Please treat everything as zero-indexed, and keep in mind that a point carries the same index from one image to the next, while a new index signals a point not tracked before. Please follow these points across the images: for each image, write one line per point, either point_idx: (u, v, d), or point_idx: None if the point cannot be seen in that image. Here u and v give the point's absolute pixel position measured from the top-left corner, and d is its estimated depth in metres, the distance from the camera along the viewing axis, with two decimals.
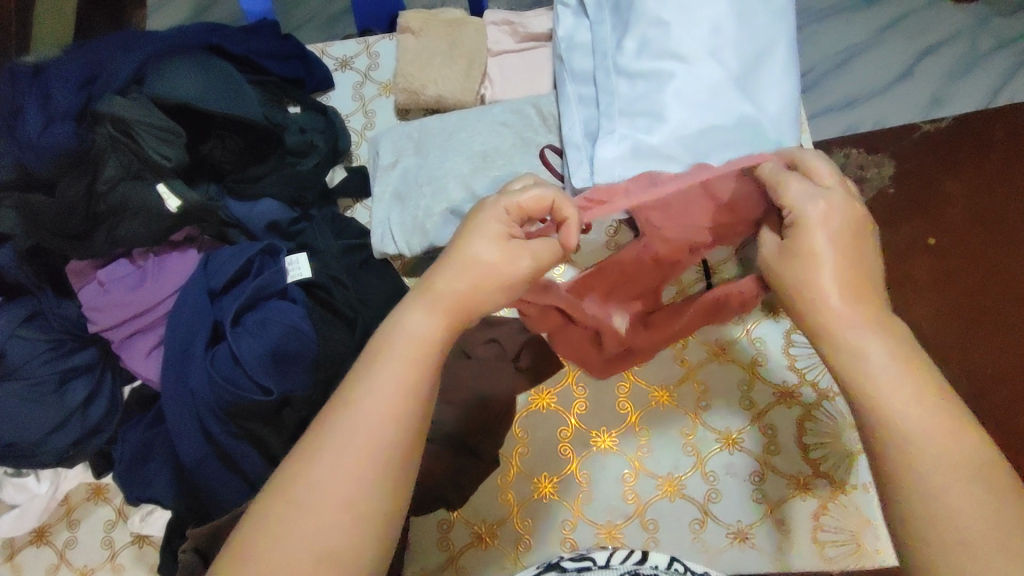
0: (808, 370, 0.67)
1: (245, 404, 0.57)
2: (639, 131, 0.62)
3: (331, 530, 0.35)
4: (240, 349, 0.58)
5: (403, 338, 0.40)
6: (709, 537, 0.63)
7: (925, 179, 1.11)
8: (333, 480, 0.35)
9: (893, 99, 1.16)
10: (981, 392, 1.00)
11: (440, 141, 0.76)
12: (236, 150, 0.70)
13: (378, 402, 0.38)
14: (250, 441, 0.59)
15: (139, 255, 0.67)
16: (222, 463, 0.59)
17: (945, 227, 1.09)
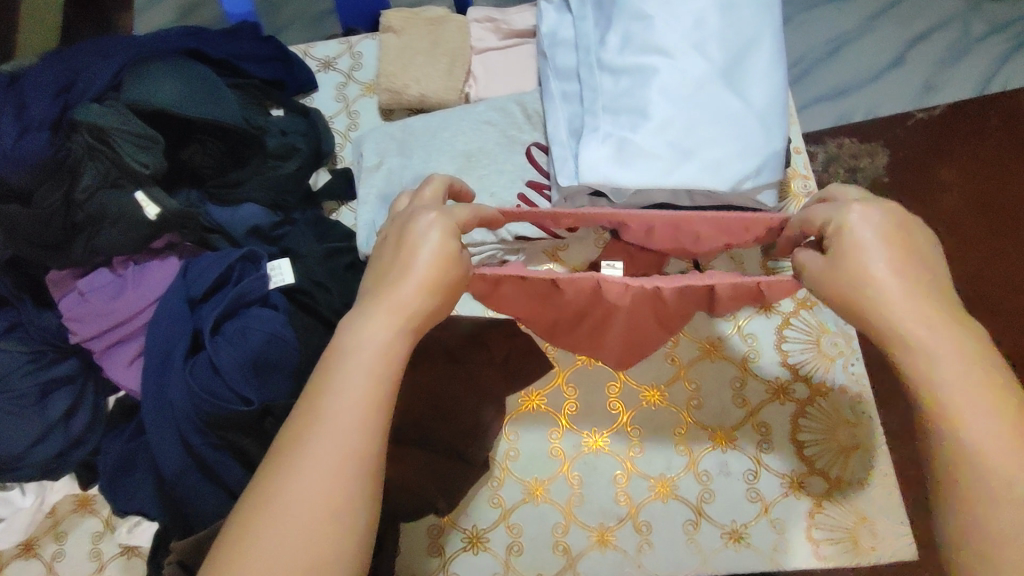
0: (801, 366, 0.66)
1: (224, 414, 0.56)
2: (624, 129, 0.60)
3: (308, 544, 0.34)
4: (220, 359, 0.57)
5: (371, 345, 0.40)
6: (704, 538, 0.62)
7: (919, 166, 1.10)
8: (308, 491, 0.35)
9: (886, 87, 1.15)
10: None
11: (424, 141, 0.75)
12: (217, 154, 0.69)
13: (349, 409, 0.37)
14: (231, 451, 0.58)
15: (120, 263, 0.66)
16: (203, 475, 0.58)
17: (942, 214, 1.08)
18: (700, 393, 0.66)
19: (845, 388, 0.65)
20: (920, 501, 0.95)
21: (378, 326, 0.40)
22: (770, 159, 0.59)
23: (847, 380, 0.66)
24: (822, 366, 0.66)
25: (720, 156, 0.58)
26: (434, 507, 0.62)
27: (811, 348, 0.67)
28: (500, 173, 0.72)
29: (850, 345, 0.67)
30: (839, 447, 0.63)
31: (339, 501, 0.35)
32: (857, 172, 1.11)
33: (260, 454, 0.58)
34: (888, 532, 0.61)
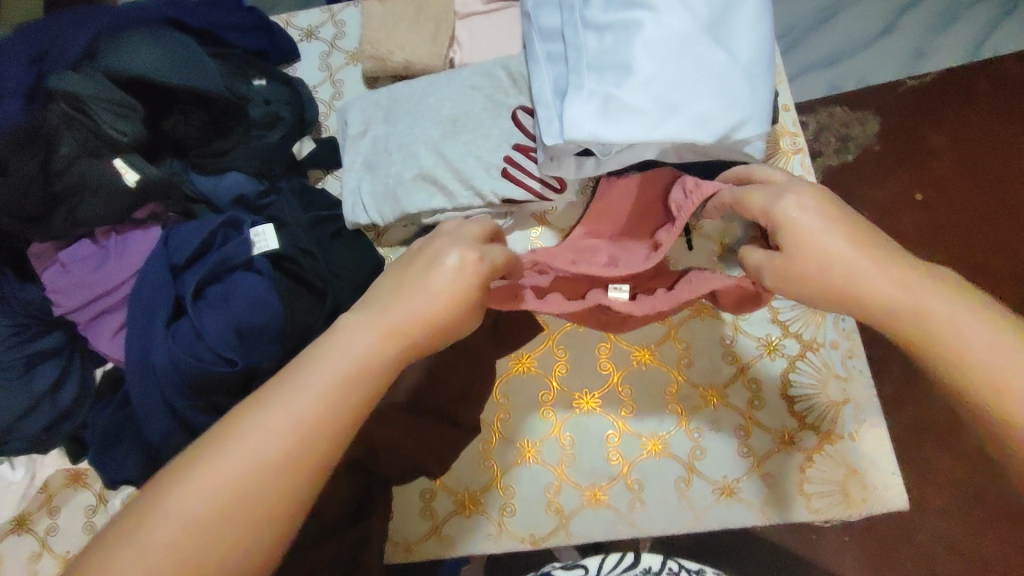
0: (791, 323, 0.66)
1: (209, 377, 0.57)
2: (609, 85, 0.59)
3: (193, 529, 0.33)
4: (203, 325, 0.58)
5: (338, 354, 0.39)
6: (695, 495, 0.62)
7: (907, 133, 1.10)
8: (226, 475, 0.34)
9: (883, 52, 1.11)
10: None
11: (409, 107, 0.73)
12: (200, 124, 0.68)
13: (294, 413, 0.36)
14: (214, 413, 0.59)
15: (102, 234, 0.66)
16: (190, 440, 0.58)
17: (931, 180, 1.08)
18: (689, 354, 0.66)
19: (836, 344, 0.65)
20: (910, 463, 0.96)
21: (366, 334, 0.40)
22: (757, 112, 0.58)
23: (837, 336, 0.65)
24: (812, 322, 0.66)
25: (708, 109, 0.57)
26: (425, 470, 0.61)
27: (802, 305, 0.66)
28: (485, 138, 0.71)
29: None
30: (830, 402, 0.63)
31: (253, 506, 0.34)
32: (847, 141, 1.10)
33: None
34: (879, 483, 0.61)
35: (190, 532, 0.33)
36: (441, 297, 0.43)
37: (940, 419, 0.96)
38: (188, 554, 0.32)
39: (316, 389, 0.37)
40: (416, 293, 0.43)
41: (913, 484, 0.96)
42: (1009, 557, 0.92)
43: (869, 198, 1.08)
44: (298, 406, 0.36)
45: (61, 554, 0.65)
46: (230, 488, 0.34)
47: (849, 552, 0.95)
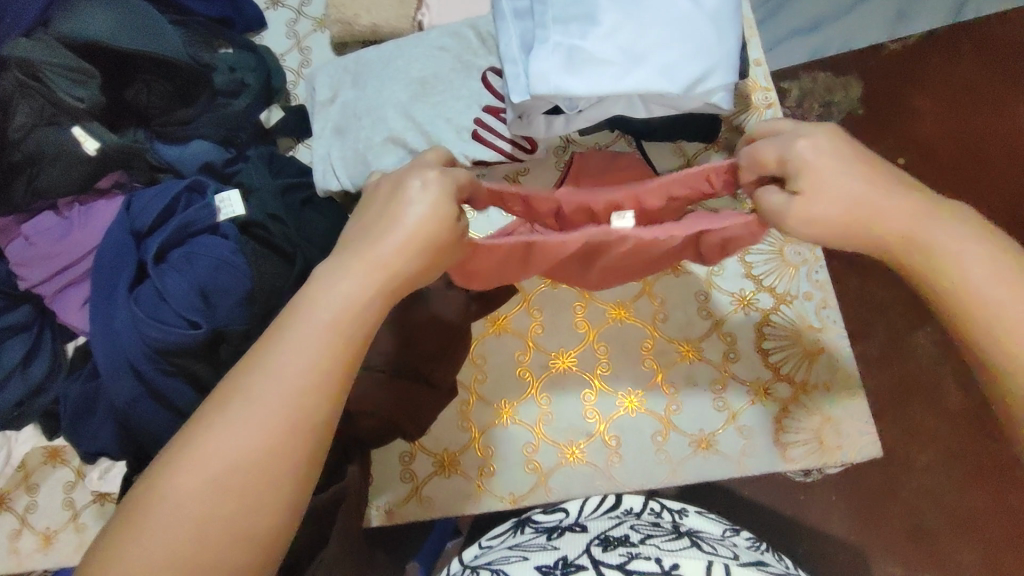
0: (765, 276, 0.66)
1: (175, 343, 0.56)
2: (575, 36, 0.58)
3: (208, 496, 0.33)
4: (166, 286, 0.57)
5: (323, 305, 0.38)
6: (672, 449, 0.63)
7: (890, 95, 1.07)
8: (237, 441, 0.34)
9: (862, 18, 1.07)
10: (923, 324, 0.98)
11: (377, 70, 0.72)
12: (164, 94, 0.66)
13: (256, 412, 0.35)
14: (184, 377, 0.58)
15: (65, 206, 0.65)
16: (154, 402, 0.58)
17: (914, 143, 1.05)
18: (669, 302, 0.66)
19: (809, 295, 0.65)
20: (895, 420, 0.97)
21: (331, 287, 0.39)
22: (724, 60, 0.58)
23: (811, 287, 0.65)
24: (786, 274, 0.66)
25: (674, 60, 0.57)
26: (403, 433, 0.62)
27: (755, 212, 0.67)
28: (456, 100, 0.70)
29: (815, 253, 0.66)
30: (803, 352, 0.64)
31: (260, 473, 0.34)
32: (830, 106, 1.06)
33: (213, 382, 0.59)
34: (853, 431, 0.62)
35: (181, 533, 0.33)
36: (419, 228, 0.41)
37: (924, 375, 0.97)
38: (212, 517, 0.33)
39: (285, 377, 0.36)
40: (389, 230, 0.41)
41: (898, 441, 0.96)
42: (994, 506, 0.93)
43: None
44: (259, 410, 0.35)
45: (41, 531, 0.65)
46: (245, 452, 0.34)
47: (836, 513, 0.95)
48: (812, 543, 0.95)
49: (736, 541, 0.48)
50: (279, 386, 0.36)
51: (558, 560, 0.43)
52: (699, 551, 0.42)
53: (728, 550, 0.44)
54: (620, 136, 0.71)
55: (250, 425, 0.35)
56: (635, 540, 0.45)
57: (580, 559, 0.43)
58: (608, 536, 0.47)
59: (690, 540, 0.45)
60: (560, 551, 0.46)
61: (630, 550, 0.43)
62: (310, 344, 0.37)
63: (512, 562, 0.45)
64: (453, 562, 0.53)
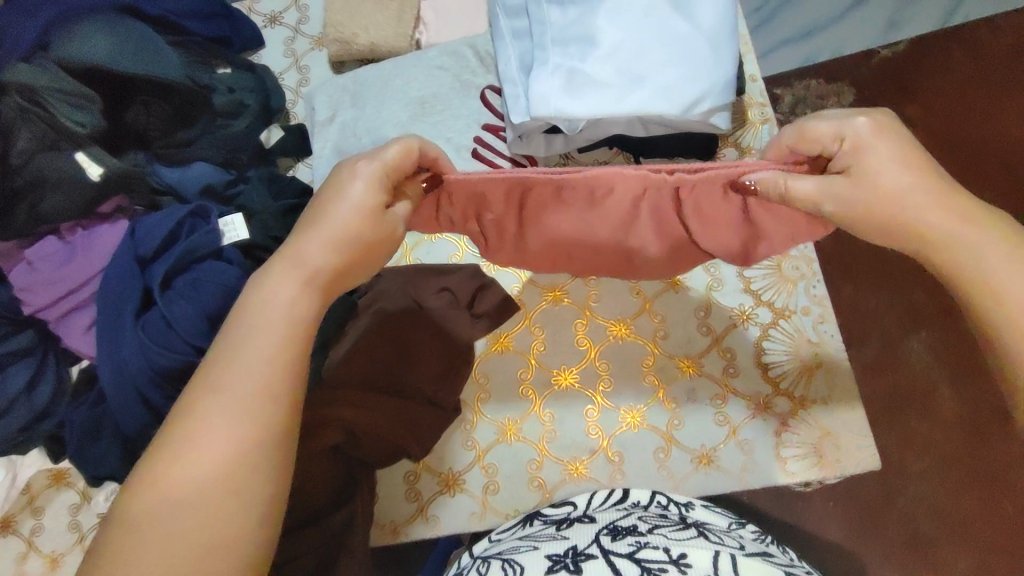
0: (764, 291, 0.67)
1: (183, 368, 0.57)
2: (573, 58, 0.58)
3: (190, 511, 0.35)
4: (174, 314, 0.57)
5: (261, 309, 0.40)
6: (675, 464, 0.63)
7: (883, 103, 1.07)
8: (208, 456, 0.36)
9: (854, 25, 1.08)
10: (914, 324, 0.99)
11: (376, 89, 0.72)
12: (163, 116, 0.67)
13: (226, 417, 0.37)
14: None
15: (68, 230, 0.65)
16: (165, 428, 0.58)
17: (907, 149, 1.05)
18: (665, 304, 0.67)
19: (807, 310, 0.66)
20: (890, 427, 0.98)
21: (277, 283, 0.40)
22: (720, 82, 0.58)
23: (809, 302, 0.66)
24: (785, 290, 0.67)
25: (672, 80, 0.57)
26: (408, 453, 0.61)
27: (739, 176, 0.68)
28: (454, 119, 0.70)
29: (812, 268, 0.67)
30: (803, 366, 0.64)
31: (235, 480, 0.36)
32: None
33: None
34: (852, 444, 0.62)
35: (171, 549, 0.34)
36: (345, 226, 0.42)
37: (919, 382, 0.98)
38: (197, 530, 0.34)
39: (240, 384, 0.37)
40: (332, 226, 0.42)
41: (893, 448, 0.97)
42: (990, 511, 0.94)
43: None
44: (230, 415, 0.37)
45: (47, 554, 0.65)
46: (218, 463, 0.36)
47: (833, 519, 0.97)
48: (811, 549, 0.96)
49: (741, 533, 0.49)
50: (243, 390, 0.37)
51: (568, 549, 0.44)
52: (705, 541, 0.43)
53: (733, 541, 0.45)
54: (619, 152, 0.71)
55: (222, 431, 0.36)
56: (643, 530, 0.46)
57: (590, 548, 0.44)
58: (617, 526, 0.47)
59: (696, 530, 0.46)
60: (570, 540, 0.46)
61: (639, 539, 0.43)
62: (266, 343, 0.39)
63: (522, 552, 0.46)
64: (464, 555, 0.54)
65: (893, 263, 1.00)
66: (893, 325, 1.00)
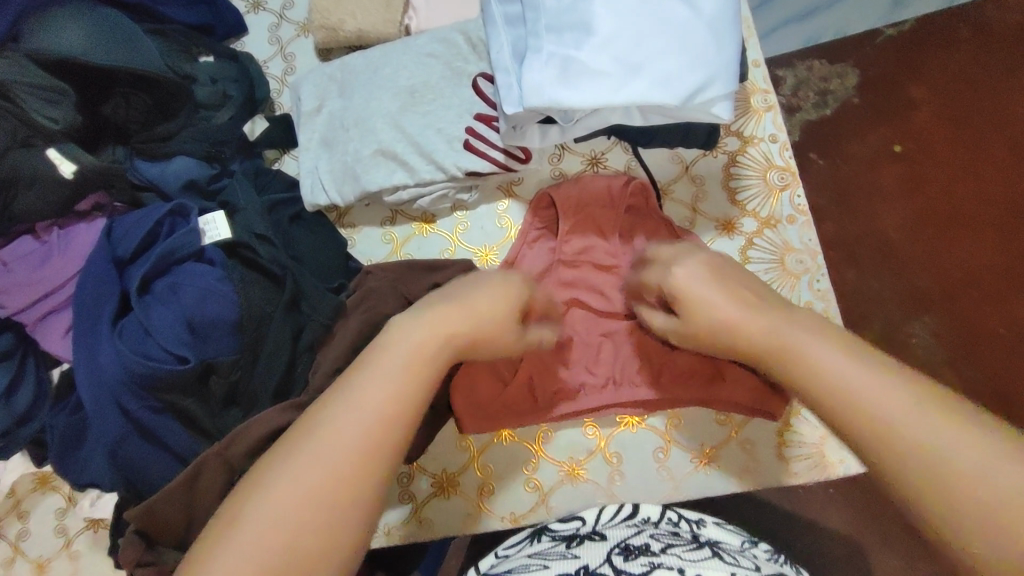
0: (765, 287, 0.64)
1: (162, 376, 0.53)
2: (568, 46, 0.56)
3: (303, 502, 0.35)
4: (151, 320, 0.54)
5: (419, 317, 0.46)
6: (675, 465, 0.62)
7: (889, 82, 1.03)
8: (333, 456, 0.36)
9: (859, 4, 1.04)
10: (914, 306, 0.97)
11: (364, 79, 0.69)
12: (144, 107, 0.64)
13: (323, 454, 0.36)
14: (174, 414, 0.55)
15: (43, 229, 0.62)
16: (147, 442, 0.54)
17: (912, 133, 1.02)
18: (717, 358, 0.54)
19: (811, 306, 0.64)
20: None
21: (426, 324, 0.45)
22: (722, 69, 0.55)
23: (813, 297, 0.64)
24: (788, 284, 0.64)
25: (672, 69, 0.54)
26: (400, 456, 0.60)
27: (758, 181, 0.67)
28: (447, 109, 0.67)
29: (817, 261, 0.65)
30: None
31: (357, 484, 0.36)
32: (826, 95, 1.03)
33: (206, 418, 0.56)
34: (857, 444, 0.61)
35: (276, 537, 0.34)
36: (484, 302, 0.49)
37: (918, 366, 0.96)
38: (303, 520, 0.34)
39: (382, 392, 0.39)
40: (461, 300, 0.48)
41: None
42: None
43: (849, 152, 1.02)
44: (330, 449, 0.36)
45: (33, 559, 0.65)
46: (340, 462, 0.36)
47: (835, 507, 0.88)
48: None
49: (756, 553, 0.47)
50: (345, 426, 0.37)
51: (579, 570, 0.42)
52: (720, 562, 0.41)
53: (749, 562, 0.43)
54: (616, 142, 0.70)
55: (315, 464, 0.36)
56: (656, 549, 0.44)
57: (601, 569, 0.42)
58: (629, 545, 0.46)
59: (711, 550, 0.44)
60: (581, 561, 0.44)
61: (652, 560, 0.42)
62: (390, 376, 0.40)
63: (531, 571, 0.44)
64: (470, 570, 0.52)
65: (894, 246, 0.99)
66: (890, 306, 0.98)
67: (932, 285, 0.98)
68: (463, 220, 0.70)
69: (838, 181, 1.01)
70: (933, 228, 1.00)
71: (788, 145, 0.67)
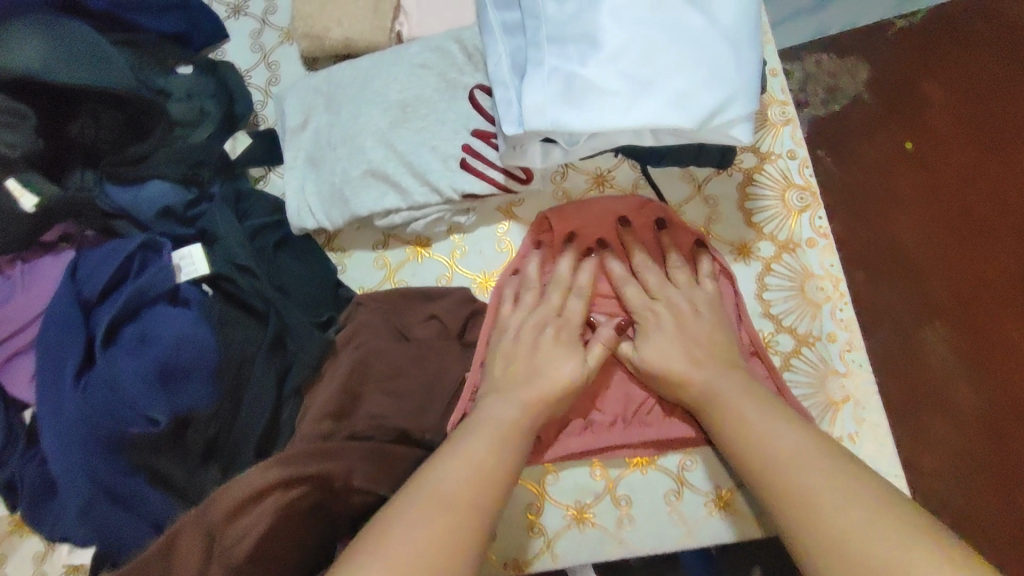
0: (785, 317, 0.60)
1: (132, 438, 0.50)
2: (573, 61, 0.51)
3: (418, 536, 0.39)
4: (120, 373, 0.50)
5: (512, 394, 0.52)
6: (687, 508, 0.58)
7: (900, 75, 0.93)
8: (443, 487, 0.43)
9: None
10: (928, 315, 0.87)
11: (353, 92, 0.65)
12: (114, 127, 0.60)
13: (424, 515, 0.41)
14: (148, 473, 0.51)
15: (7, 264, 0.58)
16: (116, 507, 0.50)
17: (925, 129, 0.91)
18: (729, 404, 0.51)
19: (833, 336, 0.60)
20: (905, 426, 0.85)
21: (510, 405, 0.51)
22: (743, 86, 0.50)
23: (835, 328, 0.60)
24: (809, 314, 0.60)
25: (686, 87, 0.49)
26: None
27: (777, 202, 0.63)
28: (440, 125, 0.62)
29: (839, 289, 0.61)
30: (827, 399, 0.58)
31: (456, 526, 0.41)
32: (834, 91, 0.95)
33: (181, 477, 0.52)
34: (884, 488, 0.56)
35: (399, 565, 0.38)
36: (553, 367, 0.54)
37: (934, 376, 0.85)
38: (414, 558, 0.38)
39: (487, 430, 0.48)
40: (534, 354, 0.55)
41: (908, 448, 0.84)
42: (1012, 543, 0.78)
43: (857, 151, 0.93)
44: (429, 524, 0.40)
45: None
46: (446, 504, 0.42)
47: None
48: None
49: None
50: (442, 486, 0.43)
51: None
52: None
53: None
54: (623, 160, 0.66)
55: (415, 543, 0.39)
56: None
57: None
58: None
59: None
60: None
61: None
62: (488, 423, 0.49)
63: None
64: None
65: (906, 249, 0.89)
66: (900, 316, 0.87)
67: (949, 295, 0.86)
68: (460, 244, 0.66)
69: (844, 185, 0.93)
70: (948, 232, 0.88)
71: (808, 163, 0.63)
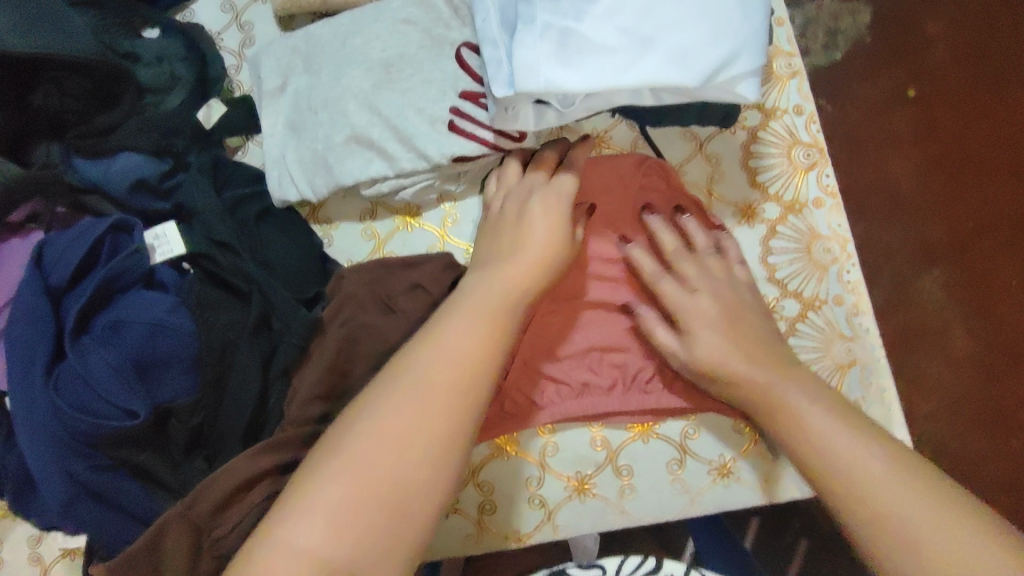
0: (791, 280, 0.58)
1: (106, 433, 0.47)
2: (566, 16, 0.47)
3: (394, 431, 0.37)
4: (90, 366, 0.48)
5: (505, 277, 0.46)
6: (689, 477, 0.57)
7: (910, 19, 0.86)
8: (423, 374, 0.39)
9: None
10: (931, 259, 0.81)
11: (332, 52, 0.60)
12: (79, 93, 0.56)
13: (404, 409, 0.38)
14: (129, 469, 0.50)
15: None
16: (99, 503, 0.49)
17: (929, 73, 0.84)
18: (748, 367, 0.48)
19: (840, 300, 0.58)
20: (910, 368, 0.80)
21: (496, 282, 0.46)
22: (748, 41, 0.47)
23: (842, 291, 0.58)
24: (816, 276, 0.58)
25: (689, 42, 0.46)
26: None
27: (782, 159, 0.60)
28: (426, 85, 0.58)
29: (846, 250, 0.59)
30: (835, 363, 0.57)
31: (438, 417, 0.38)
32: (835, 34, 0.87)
33: (165, 470, 0.50)
34: None
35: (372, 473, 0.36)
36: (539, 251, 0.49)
37: (932, 318, 0.80)
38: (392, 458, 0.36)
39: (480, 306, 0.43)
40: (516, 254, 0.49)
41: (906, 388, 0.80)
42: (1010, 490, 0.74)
43: (857, 95, 0.87)
44: (412, 411, 0.37)
45: None
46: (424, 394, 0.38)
47: None
48: None
49: None
50: (428, 372, 0.39)
51: None
52: None
53: None
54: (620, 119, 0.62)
55: (392, 441, 0.36)
56: None
57: None
58: None
59: None
60: None
61: None
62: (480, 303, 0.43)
63: None
64: None
65: (904, 193, 0.83)
66: (904, 258, 0.82)
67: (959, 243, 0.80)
68: (451, 212, 0.63)
69: (847, 126, 0.87)
70: (942, 177, 0.83)
71: (815, 117, 0.61)
